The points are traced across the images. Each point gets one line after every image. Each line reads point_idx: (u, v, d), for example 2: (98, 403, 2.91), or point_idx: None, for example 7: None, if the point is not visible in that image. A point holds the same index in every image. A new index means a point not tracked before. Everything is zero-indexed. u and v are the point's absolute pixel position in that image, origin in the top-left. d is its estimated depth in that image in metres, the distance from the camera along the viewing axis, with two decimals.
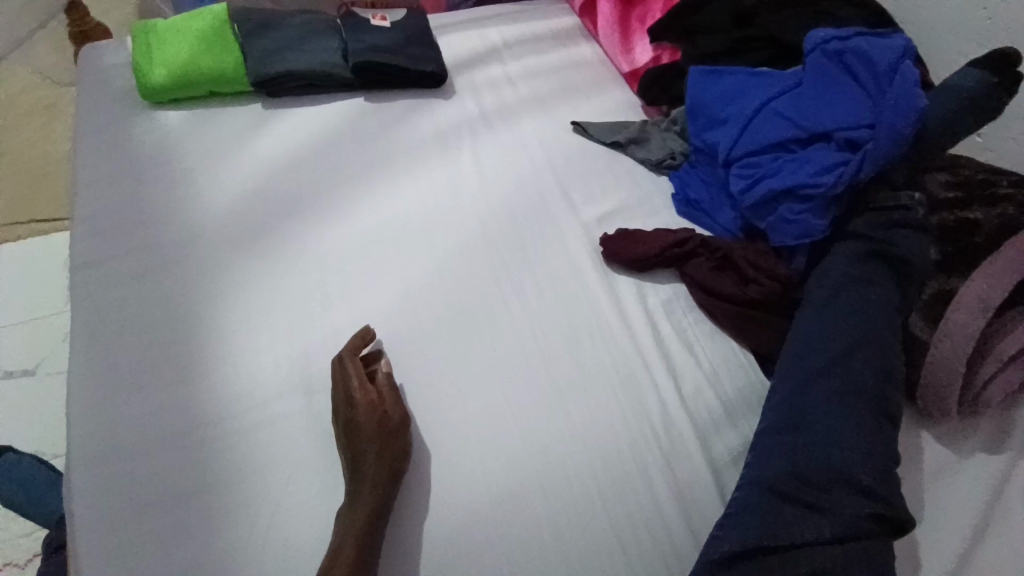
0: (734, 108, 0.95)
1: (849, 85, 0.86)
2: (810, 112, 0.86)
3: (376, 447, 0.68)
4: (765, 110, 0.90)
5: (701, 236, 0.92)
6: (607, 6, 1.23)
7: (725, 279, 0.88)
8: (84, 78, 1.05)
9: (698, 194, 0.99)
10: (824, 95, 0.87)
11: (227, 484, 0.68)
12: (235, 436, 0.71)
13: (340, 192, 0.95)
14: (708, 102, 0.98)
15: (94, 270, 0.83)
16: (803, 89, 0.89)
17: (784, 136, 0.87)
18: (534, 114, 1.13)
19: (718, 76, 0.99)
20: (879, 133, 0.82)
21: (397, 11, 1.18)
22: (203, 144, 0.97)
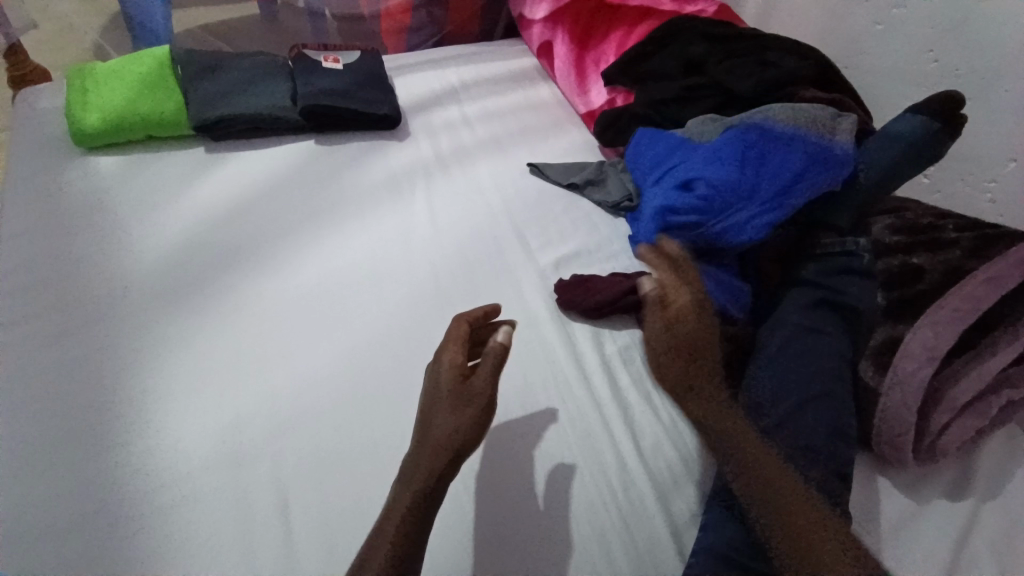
0: (655, 168, 0.96)
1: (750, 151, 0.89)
2: (712, 173, 0.88)
3: (451, 425, 0.62)
4: (668, 173, 0.93)
5: None
6: (563, 51, 1.24)
7: None
8: (15, 123, 1.00)
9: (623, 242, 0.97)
10: (726, 159, 0.89)
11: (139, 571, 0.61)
12: (153, 516, 0.65)
13: (287, 240, 0.91)
14: (642, 160, 1.00)
15: (10, 329, 0.77)
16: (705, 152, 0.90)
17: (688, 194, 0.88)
18: (491, 156, 1.12)
19: (661, 135, 0.99)
20: (754, 201, 0.86)
21: (350, 54, 1.17)
22: (143, 192, 0.93)
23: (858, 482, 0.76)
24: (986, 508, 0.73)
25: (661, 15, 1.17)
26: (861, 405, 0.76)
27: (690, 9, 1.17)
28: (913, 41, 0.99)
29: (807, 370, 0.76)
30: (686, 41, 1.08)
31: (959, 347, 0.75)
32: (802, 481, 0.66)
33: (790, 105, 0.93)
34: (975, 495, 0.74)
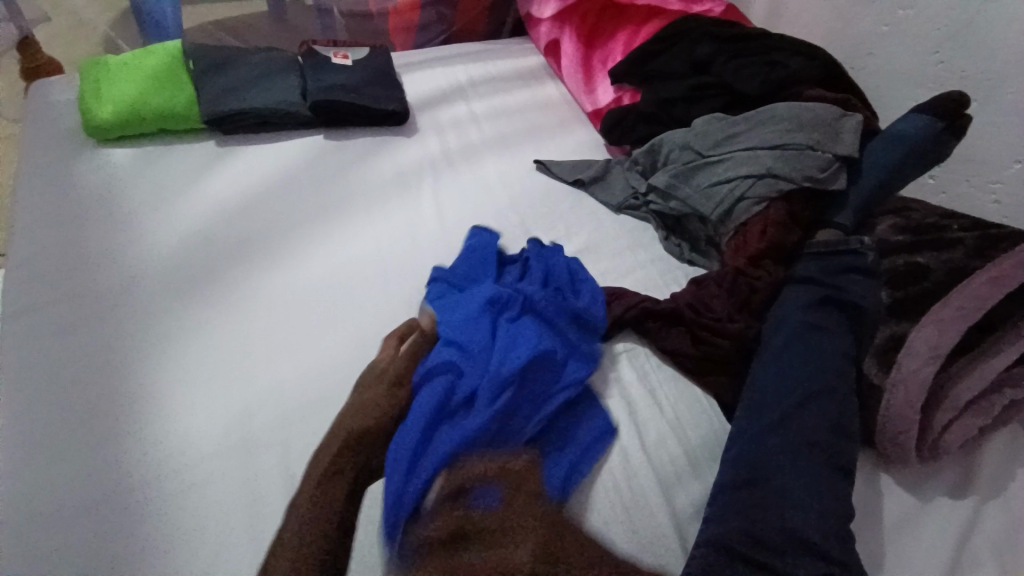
0: (464, 303, 0.79)
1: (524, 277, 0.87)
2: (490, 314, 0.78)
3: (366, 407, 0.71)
4: (523, 302, 0.80)
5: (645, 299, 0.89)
6: (570, 50, 1.24)
7: (680, 336, 0.86)
8: (29, 114, 1.01)
9: (453, 398, 0.70)
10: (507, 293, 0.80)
11: (147, 555, 0.62)
12: (159, 502, 0.66)
13: (295, 233, 0.92)
14: (452, 273, 0.87)
15: (23, 317, 0.78)
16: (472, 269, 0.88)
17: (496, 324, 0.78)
18: (498, 153, 1.13)
19: (475, 248, 0.90)
20: (574, 352, 0.80)
21: (360, 50, 1.18)
22: (154, 184, 0.94)
23: (860, 479, 0.76)
24: (987, 507, 0.73)
25: (669, 15, 1.18)
26: (865, 403, 0.76)
27: (697, 9, 1.17)
28: (919, 42, 1.00)
29: (813, 367, 0.76)
30: (693, 41, 1.08)
31: (963, 346, 0.76)
32: (801, 477, 0.67)
33: (795, 105, 0.93)
34: (976, 494, 0.74)
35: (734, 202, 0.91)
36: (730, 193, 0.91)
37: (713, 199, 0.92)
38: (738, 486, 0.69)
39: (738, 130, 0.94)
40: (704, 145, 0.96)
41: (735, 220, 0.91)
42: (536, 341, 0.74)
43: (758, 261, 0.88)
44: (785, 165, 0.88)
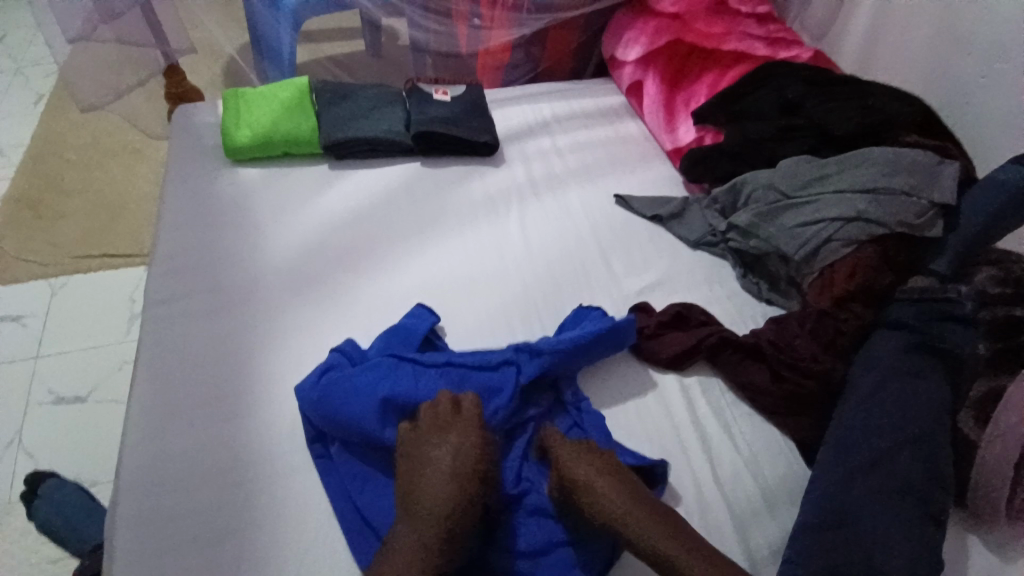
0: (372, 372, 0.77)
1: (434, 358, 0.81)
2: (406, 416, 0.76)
3: (440, 453, 0.70)
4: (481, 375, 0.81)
5: (720, 331, 0.89)
6: (654, 91, 1.30)
7: (757, 371, 0.86)
8: (178, 134, 1.17)
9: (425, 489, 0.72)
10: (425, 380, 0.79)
11: (261, 523, 0.71)
12: (263, 483, 0.74)
13: (393, 247, 1.01)
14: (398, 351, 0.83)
15: (167, 307, 0.90)
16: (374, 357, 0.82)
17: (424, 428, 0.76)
18: (580, 185, 1.18)
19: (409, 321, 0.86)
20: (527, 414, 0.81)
21: (458, 87, 1.28)
22: (275, 199, 1.06)
23: (947, 536, 0.73)
24: None
25: (755, 61, 1.22)
26: (958, 458, 0.74)
27: (785, 55, 1.21)
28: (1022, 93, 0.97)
29: (902, 415, 0.74)
30: (782, 84, 1.10)
31: None
32: (887, 524, 0.66)
33: (891, 150, 0.92)
34: None
35: (821, 243, 0.90)
36: (817, 234, 0.91)
37: (799, 239, 0.92)
38: (821, 527, 0.68)
39: (829, 171, 0.94)
40: (792, 186, 0.96)
41: (821, 261, 0.91)
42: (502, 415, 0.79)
43: (845, 303, 0.87)
44: (878, 209, 0.88)
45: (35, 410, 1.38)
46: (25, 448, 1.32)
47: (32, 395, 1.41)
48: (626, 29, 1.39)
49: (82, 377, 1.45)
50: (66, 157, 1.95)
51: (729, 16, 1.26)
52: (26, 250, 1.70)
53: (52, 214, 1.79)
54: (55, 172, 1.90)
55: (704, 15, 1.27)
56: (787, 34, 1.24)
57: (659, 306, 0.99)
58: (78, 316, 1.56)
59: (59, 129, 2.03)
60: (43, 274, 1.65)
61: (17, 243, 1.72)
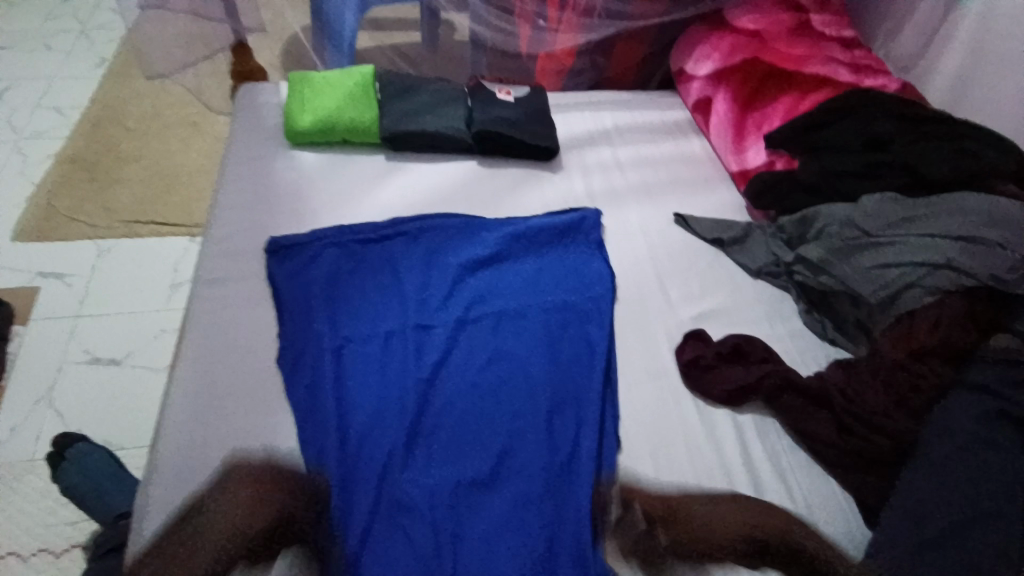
0: (373, 281, 0.92)
1: (423, 295, 0.91)
2: (402, 264, 0.95)
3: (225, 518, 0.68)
4: (547, 338, 0.87)
5: (783, 374, 0.84)
6: (722, 108, 1.25)
7: (822, 422, 0.82)
8: (240, 111, 1.17)
9: (435, 438, 0.77)
10: (439, 372, 0.83)
11: None
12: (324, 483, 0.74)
13: (438, 246, 0.98)
14: (503, 288, 0.94)
15: (217, 287, 0.90)
16: (374, 312, 0.88)
17: (486, 357, 0.85)
18: (638, 201, 1.15)
19: (541, 264, 0.98)
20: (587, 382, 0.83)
21: (522, 89, 1.25)
22: (333, 188, 1.06)
23: None
24: None
25: (836, 86, 1.16)
26: None
27: (869, 84, 1.16)
28: None
29: (984, 485, 0.69)
30: (873, 113, 1.05)
31: None
32: None
33: (987, 198, 0.87)
34: None
35: (902, 290, 0.86)
36: (899, 279, 0.86)
37: (876, 283, 0.87)
38: None
39: (918, 213, 0.89)
40: (874, 226, 0.90)
41: (900, 308, 0.86)
42: (571, 376, 0.84)
43: (923, 357, 0.82)
44: (970, 260, 0.83)
45: (68, 370, 1.41)
46: (55, 407, 1.34)
47: (68, 355, 1.43)
48: (698, 43, 1.35)
49: (116, 342, 1.46)
50: (124, 123, 1.98)
51: (811, 39, 1.24)
52: (75, 210, 1.73)
53: (106, 178, 1.82)
54: (112, 137, 1.94)
55: (785, 37, 1.25)
56: (873, 62, 1.20)
57: (715, 336, 0.95)
58: (120, 281, 1.58)
59: (122, 95, 2.07)
60: (92, 236, 1.68)
61: (68, 202, 1.75)
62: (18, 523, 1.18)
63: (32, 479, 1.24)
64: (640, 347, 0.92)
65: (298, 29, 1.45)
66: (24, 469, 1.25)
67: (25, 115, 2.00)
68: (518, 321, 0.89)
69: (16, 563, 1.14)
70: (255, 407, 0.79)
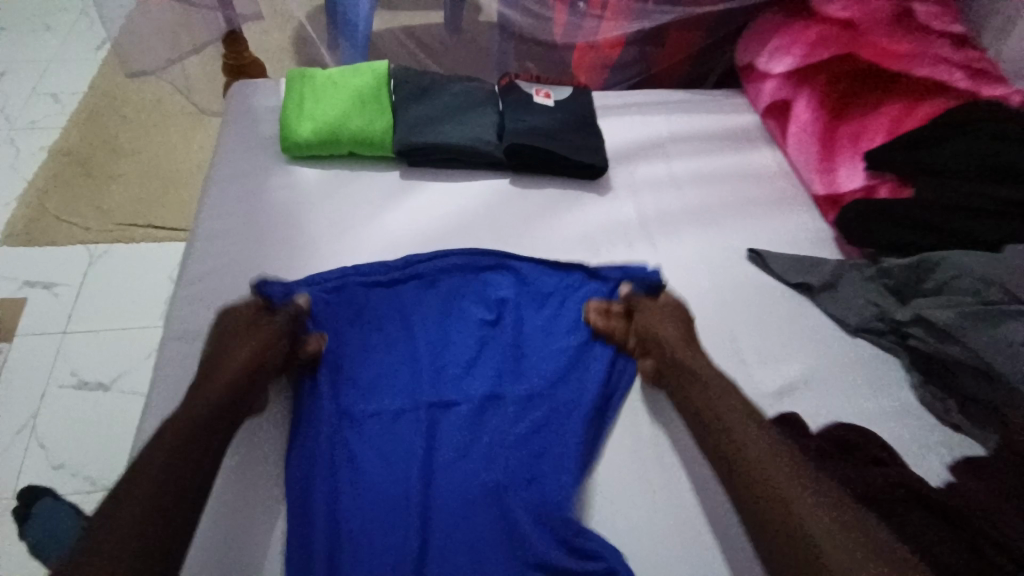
0: (387, 337, 0.76)
1: (446, 356, 0.75)
2: (420, 312, 0.79)
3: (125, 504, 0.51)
4: (596, 422, 0.71)
5: (903, 480, 0.65)
6: (805, 116, 1.03)
7: (964, 550, 0.60)
8: (231, 115, 1.00)
9: (455, 556, 0.60)
10: (456, 463, 0.66)
11: None
12: None
13: (463, 290, 0.81)
14: (539, 348, 0.77)
15: (190, 339, 0.74)
16: (380, 385, 0.71)
17: (521, 444, 0.68)
18: (703, 230, 0.95)
19: (590, 314, 0.79)
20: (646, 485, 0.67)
21: (563, 90, 1.05)
22: (337, 212, 0.88)
23: None
24: None
25: (949, 94, 0.94)
26: None
27: (990, 93, 0.91)
28: None
29: None
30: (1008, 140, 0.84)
31: None
32: None
33: None
34: None
35: None
36: None
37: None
38: None
39: None
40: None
41: None
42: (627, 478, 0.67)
43: None
44: None
45: (52, 394, 1.27)
46: (37, 437, 1.21)
47: (53, 377, 1.30)
48: (773, 34, 1.13)
49: (105, 363, 1.33)
50: (123, 114, 1.83)
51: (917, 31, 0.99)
52: (67, 210, 1.59)
53: (101, 175, 1.68)
54: (108, 129, 1.78)
55: (884, 27, 1.00)
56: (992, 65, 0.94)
57: (804, 412, 0.77)
58: (112, 292, 1.44)
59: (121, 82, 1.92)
60: (83, 241, 1.53)
61: (59, 202, 1.61)
62: None
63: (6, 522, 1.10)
64: None
65: (301, 18, 1.23)
66: None
67: (19, 103, 1.86)
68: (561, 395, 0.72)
69: None
70: (231, 502, 0.62)
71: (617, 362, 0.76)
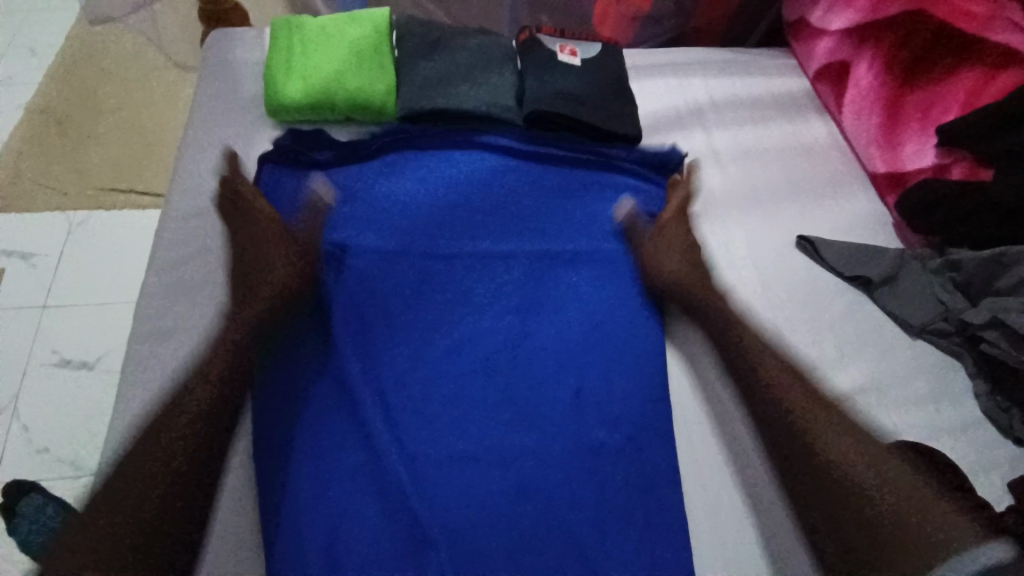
0: (401, 338, 0.68)
1: (467, 365, 0.67)
2: (435, 311, 0.71)
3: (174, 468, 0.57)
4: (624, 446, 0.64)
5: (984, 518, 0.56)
6: (865, 83, 0.92)
7: None
8: (211, 72, 0.88)
9: None
10: (469, 476, 0.60)
11: None
12: None
13: (481, 287, 0.73)
14: (568, 357, 0.69)
15: (167, 336, 0.66)
16: (389, 379, 0.65)
17: (546, 469, 0.62)
18: (747, 214, 0.84)
19: (618, 321, 0.72)
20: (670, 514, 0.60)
21: (591, 46, 0.91)
22: (336, 188, 0.78)
23: None
24: None
25: None
26: None
27: None
28: None
29: None
30: None
31: None
32: None
33: None
34: None
35: None
36: None
37: None
38: None
39: None
40: None
41: None
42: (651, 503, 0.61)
43: None
44: None
45: (31, 373, 1.19)
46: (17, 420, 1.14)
47: (31, 355, 1.21)
48: None
49: (86, 341, 1.24)
50: (101, 65, 1.68)
51: None
52: (42, 173, 1.47)
53: (79, 133, 1.55)
54: (86, 82, 1.64)
55: None
56: None
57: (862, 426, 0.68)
58: (92, 263, 1.34)
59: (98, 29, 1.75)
60: (59, 206, 1.42)
61: (32, 162, 1.48)
62: None
63: None
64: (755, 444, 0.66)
65: None
66: None
67: None
68: (589, 413, 0.66)
69: None
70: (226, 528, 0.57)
71: (653, 363, 0.69)
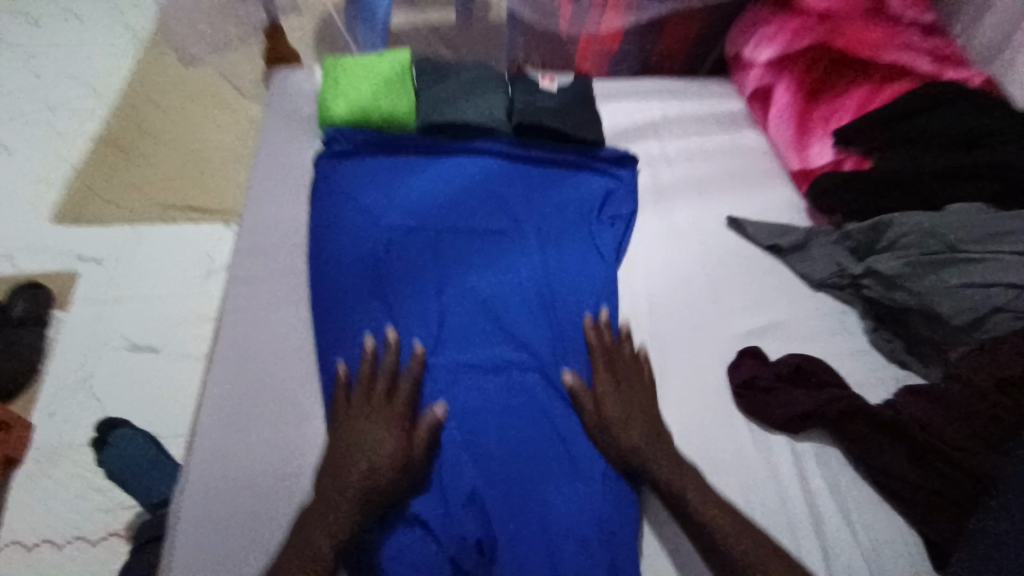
0: (421, 284, 0.91)
1: (472, 301, 0.90)
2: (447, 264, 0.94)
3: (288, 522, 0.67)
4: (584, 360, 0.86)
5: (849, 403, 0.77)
6: (785, 100, 1.15)
7: (891, 455, 0.75)
8: (272, 100, 1.14)
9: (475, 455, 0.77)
10: (474, 377, 0.83)
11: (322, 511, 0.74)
12: None
13: (482, 249, 0.96)
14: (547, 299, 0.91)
15: (249, 286, 0.91)
16: (415, 314, 0.88)
17: (531, 371, 0.84)
18: (691, 201, 1.07)
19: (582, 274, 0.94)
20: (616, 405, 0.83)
21: (567, 76, 1.17)
22: (366, 181, 1.01)
23: None
24: None
25: (912, 78, 1.05)
26: None
27: (952, 75, 1.03)
28: None
29: None
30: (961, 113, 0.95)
31: None
32: None
33: None
34: None
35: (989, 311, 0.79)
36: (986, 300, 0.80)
37: (958, 303, 0.81)
38: None
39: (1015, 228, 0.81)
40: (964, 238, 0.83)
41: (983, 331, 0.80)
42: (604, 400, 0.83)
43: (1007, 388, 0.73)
44: None
45: (104, 355, 1.42)
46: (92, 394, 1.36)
47: (104, 340, 1.44)
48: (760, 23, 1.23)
49: (150, 328, 1.47)
50: (158, 103, 1.97)
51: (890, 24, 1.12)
52: (109, 192, 1.73)
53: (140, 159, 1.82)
54: (146, 117, 1.93)
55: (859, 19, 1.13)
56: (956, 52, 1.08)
57: (771, 353, 0.89)
58: (154, 265, 1.58)
59: (155, 73, 2.05)
60: (125, 219, 1.67)
61: (103, 183, 1.75)
62: (59, 507, 1.21)
63: (71, 463, 1.26)
64: (689, 363, 0.87)
65: None
66: (61, 454, 1.27)
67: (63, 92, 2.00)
68: (561, 336, 0.88)
69: (52, 549, 1.16)
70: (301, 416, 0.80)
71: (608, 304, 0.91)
